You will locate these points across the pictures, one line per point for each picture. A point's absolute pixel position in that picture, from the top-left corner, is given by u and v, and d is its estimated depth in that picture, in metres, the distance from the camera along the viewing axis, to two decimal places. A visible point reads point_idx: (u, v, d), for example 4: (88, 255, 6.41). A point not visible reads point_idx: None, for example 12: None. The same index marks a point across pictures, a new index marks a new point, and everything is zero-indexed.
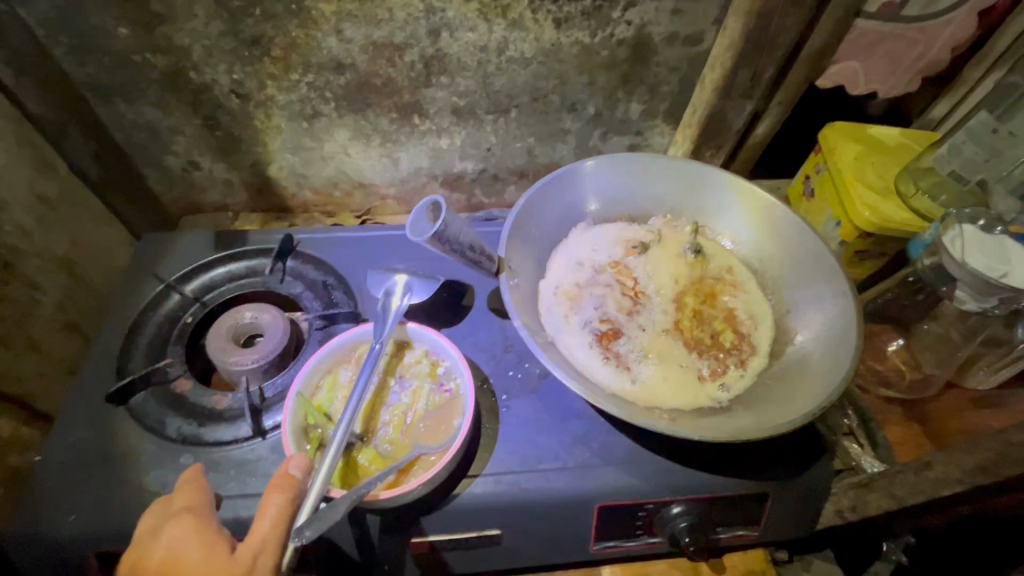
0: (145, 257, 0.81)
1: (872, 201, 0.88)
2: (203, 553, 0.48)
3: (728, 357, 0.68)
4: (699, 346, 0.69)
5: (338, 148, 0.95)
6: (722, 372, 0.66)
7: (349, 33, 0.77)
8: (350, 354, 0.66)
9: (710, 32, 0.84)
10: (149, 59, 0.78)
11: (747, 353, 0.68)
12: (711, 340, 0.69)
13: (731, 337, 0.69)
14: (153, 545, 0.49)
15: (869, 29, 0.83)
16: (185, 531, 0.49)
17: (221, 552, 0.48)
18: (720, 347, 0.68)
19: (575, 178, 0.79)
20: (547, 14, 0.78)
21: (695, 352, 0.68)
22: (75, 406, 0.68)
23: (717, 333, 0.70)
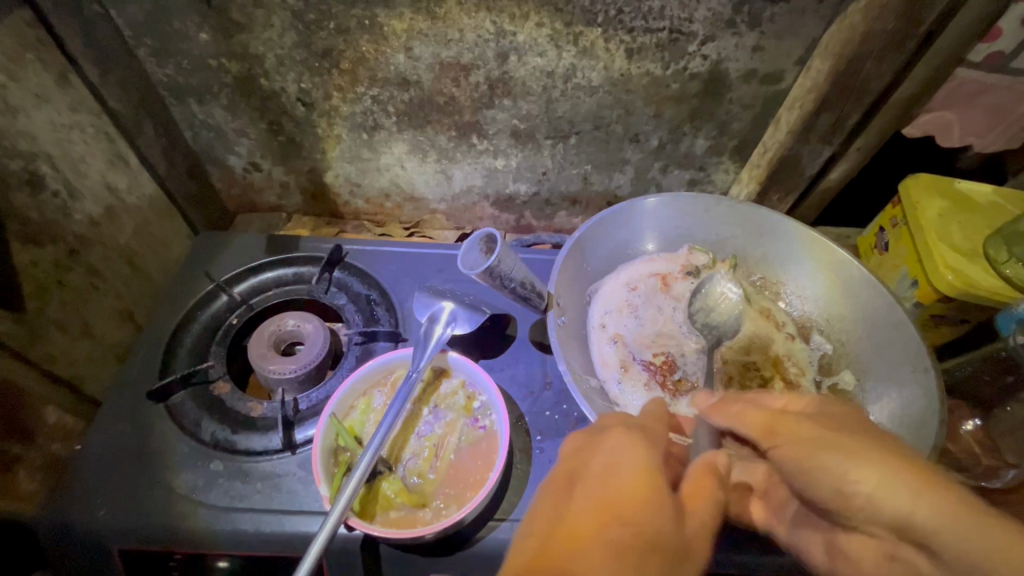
0: (201, 255, 0.83)
1: (956, 263, 0.81)
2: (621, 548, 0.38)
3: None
4: None
5: (395, 160, 0.95)
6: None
7: (418, 51, 0.76)
8: (385, 378, 0.65)
9: (792, 72, 0.79)
10: (224, 64, 0.80)
11: None
12: (758, 388, 0.65)
13: (780, 386, 0.65)
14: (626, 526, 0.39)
15: (969, 80, 0.76)
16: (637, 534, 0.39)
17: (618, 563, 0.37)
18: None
19: (632, 214, 0.75)
20: (620, 44, 0.75)
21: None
22: (119, 397, 0.69)
23: (766, 380, 0.66)
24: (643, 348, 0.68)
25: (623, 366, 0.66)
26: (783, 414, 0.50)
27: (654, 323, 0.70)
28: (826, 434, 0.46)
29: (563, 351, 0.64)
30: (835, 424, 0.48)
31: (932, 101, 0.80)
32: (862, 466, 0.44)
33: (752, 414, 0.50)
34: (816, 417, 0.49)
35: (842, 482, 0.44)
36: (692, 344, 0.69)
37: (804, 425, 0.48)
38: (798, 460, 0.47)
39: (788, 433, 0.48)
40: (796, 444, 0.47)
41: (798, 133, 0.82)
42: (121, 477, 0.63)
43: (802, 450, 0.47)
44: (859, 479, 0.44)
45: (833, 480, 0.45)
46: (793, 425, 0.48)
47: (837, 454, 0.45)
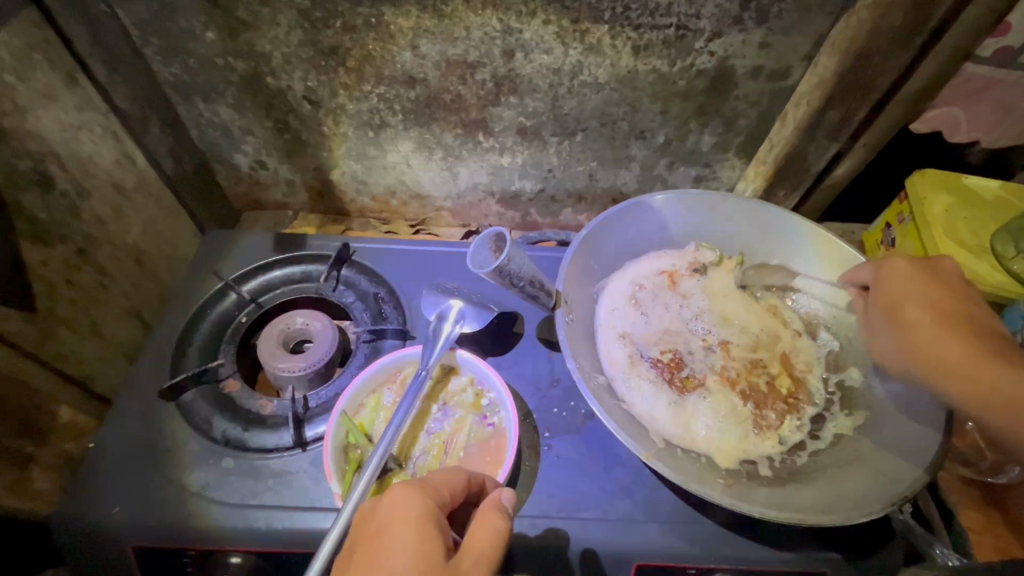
0: (208, 253, 0.84)
1: (962, 259, 0.81)
2: None
3: (784, 406, 0.64)
4: (759, 398, 0.64)
5: (401, 158, 0.95)
6: (777, 426, 0.62)
7: (425, 49, 0.76)
8: (394, 376, 0.66)
9: (799, 68, 0.79)
10: (230, 62, 0.80)
11: (802, 399, 0.64)
12: (766, 385, 0.65)
13: (788, 383, 0.65)
14: None
15: (978, 75, 0.76)
16: None
17: None
18: (777, 394, 0.64)
19: (639, 211, 0.75)
20: (627, 41, 0.75)
21: (750, 399, 0.64)
22: (130, 395, 0.70)
23: (774, 377, 0.66)
24: (650, 346, 0.68)
25: (631, 363, 0.66)
26: (938, 309, 0.60)
27: (661, 321, 0.70)
28: (931, 323, 0.59)
29: (572, 347, 0.64)
30: (959, 324, 0.59)
31: (940, 97, 0.79)
32: (939, 334, 0.58)
33: (905, 292, 0.62)
34: (943, 307, 0.60)
35: (934, 356, 0.58)
36: (700, 341, 0.68)
37: (918, 303, 0.61)
38: (918, 345, 0.59)
39: (907, 318, 0.60)
40: (924, 332, 0.59)
41: (804, 130, 0.82)
42: (133, 474, 0.63)
43: (914, 326, 0.60)
44: (936, 348, 0.58)
45: (921, 358, 0.58)
46: (909, 305, 0.61)
47: (930, 332, 0.59)
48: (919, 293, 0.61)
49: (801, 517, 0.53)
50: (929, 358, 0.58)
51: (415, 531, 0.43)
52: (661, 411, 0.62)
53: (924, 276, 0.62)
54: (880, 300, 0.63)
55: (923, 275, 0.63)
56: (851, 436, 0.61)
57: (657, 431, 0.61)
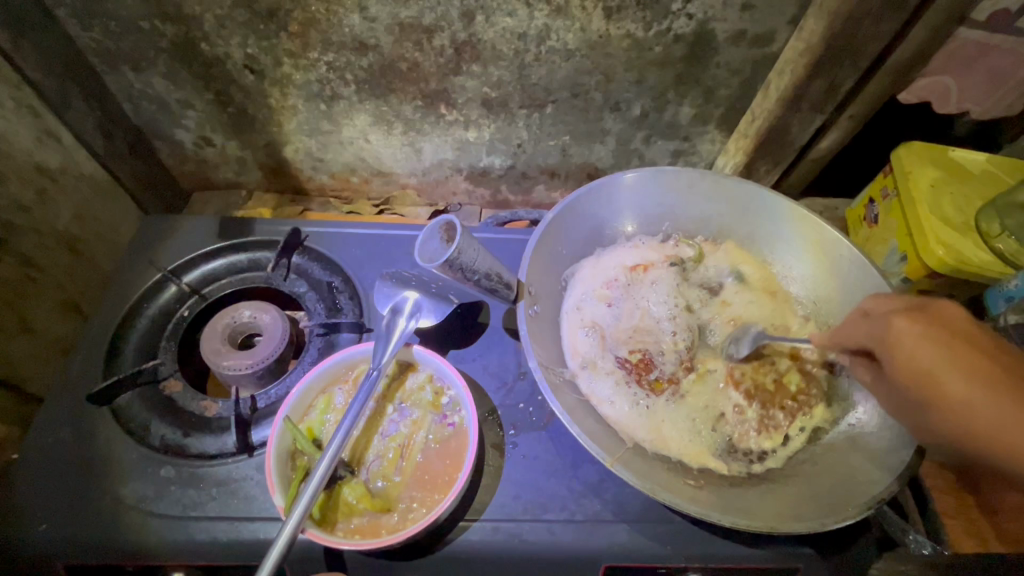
0: (145, 241, 0.77)
1: (947, 237, 0.77)
2: None
3: (792, 406, 0.59)
4: (763, 397, 0.60)
5: (358, 133, 0.88)
6: (786, 427, 0.58)
7: (374, 11, 0.69)
8: (346, 374, 0.61)
9: (783, 32, 0.73)
10: (157, 26, 0.71)
11: (813, 390, 0.60)
12: (773, 383, 0.61)
13: (797, 379, 0.61)
14: None
15: (972, 40, 0.70)
16: None
17: None
18: (784, 393, 0.60)
19: (608, 193, 0.70)
20: (598, 2, 0.68)
21: (755, 401, 0.60)
22: (59, 399, 0.65)
23: (781, 374, 0.61)
24: (619, 344, 0.63)
25: (600, 359, 0.62)
26: (981, 375, 0.46)
27: (632, 317, 0.65)
28: (986, 404, 0.45)
29: (534, 342, 0.60)
30: (1012, 386, 0.45)
31: (929, 65, 0.74)
32: (1007, 415, 0.44)
33: (936, 368, 0.46)
34: (989, 370, 0.46)
35: (1008, 450, 0.44)
36: (672, 343, 0.63)
37: (961, 382, 0.46)
38: (983, 435, 0.45)
39: (955, 404, 0.46)
40: (986, 420, 0.45)
41: (788, 101, 0.77)
42: (66, 487, 0.59)
43: (971, 414, 0.45)
44: (1008, 439, 0.44)
45: (999, 453, 0.45)
46: (950, 387, 0.46)
47: (1001, 420, 0.44)
48: (956, 361, 0.46)
49: (772, 526, 0.51)
50: (997, 448, 0.45)
51: None
52: (629, 408, 0.59)
53: (942, 336, 0.47)
54: (907, 384, 0.48)
55: (943, 335, 0.47)
56: (827, 430, 0.59)
57: (623, 435, 0.57)
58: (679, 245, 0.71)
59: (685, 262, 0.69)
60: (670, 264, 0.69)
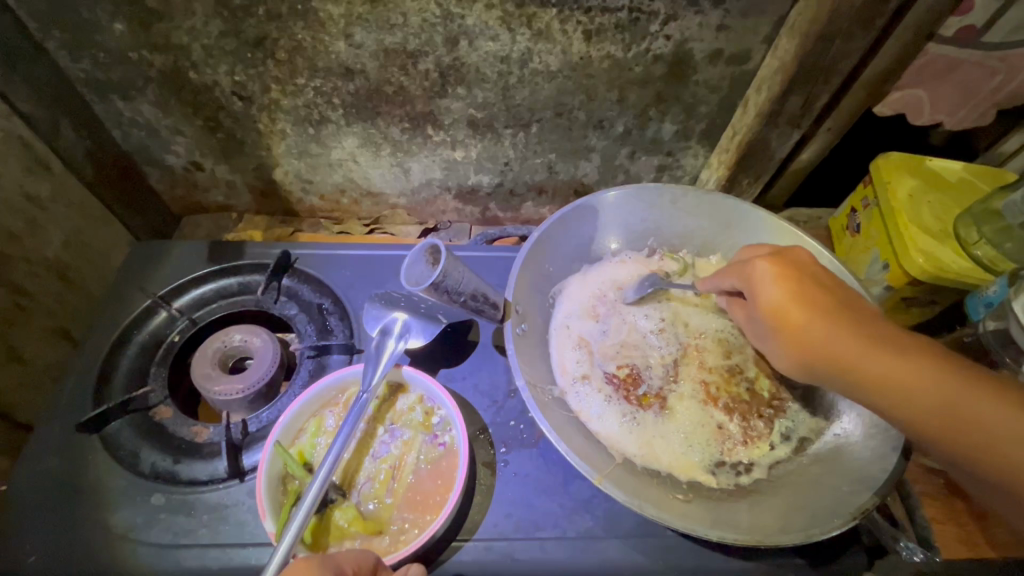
0: (135, 267, 0.77)
1: (926, 246, 0.78)
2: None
3: (769, 412, 0.61)
4: (738, 407, 0.62)
5: (346, 155, 0.89)
6: (766, 435, 0.60)
7: (360, 38, 0.70)
8: (337, 397, 0.62)
9: (759, 51, 0.75)
10: (146, 56, 0.72)
11: (785, 399, 0.62)
12: (746, 393, 0.63)
13: (768, 385, 0.63)
14: None
15: (942, 55, 0.72)
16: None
17: None
18: (759, 400, 0.62)
19: (594, 210, 0.72)
20: (578, 25, 0.70)
21: (734, 412, 0.61)
22: (48, 429, 0.64)
23: (753, 382, 0.63)
24: (606, 359, 0.64)
25: (589, 377, 0.63)
26: (823, 303, 0.54)
27: (619, 333, 0.66)
28: (823, 326, 0.53)
29: (522, 360, 0.61)
30: (847, 315, 0.53)
31: (903, 79, 0.76)
32: (837, 333, 0.52)
33: (784, 297, 0.55)
34: (828, 298, 0.54)
35: (839, 362, 0.52)
36: (658, 356, 0.65)
37: (805, 309, 0.54)
38: (820, 352, 0.53)
39: (797, 325, 0.54)
40: (822, 339, 0.53)
41: (766, 117, 0.79)
42: (56, 517, 0.59)
43: (811, 335, 0.53)
44: (839, 352, 0.52)
45: (833, 367, 0.52)
46: (794, 312, 0.54)
47: (832, 338, 0.52)
48: (802, 292, 0.55)
49: (760, 538, 0.51)
50: (833, 363, 0.52)
51: None
52: (617, 424, 0.60)
53: (791, 272, 0.56)
54: (763, 311, 0.56)
55: (793, 273, 0.56)
56: (812, 440, 0.60)
57: (612, 451, 0.58)
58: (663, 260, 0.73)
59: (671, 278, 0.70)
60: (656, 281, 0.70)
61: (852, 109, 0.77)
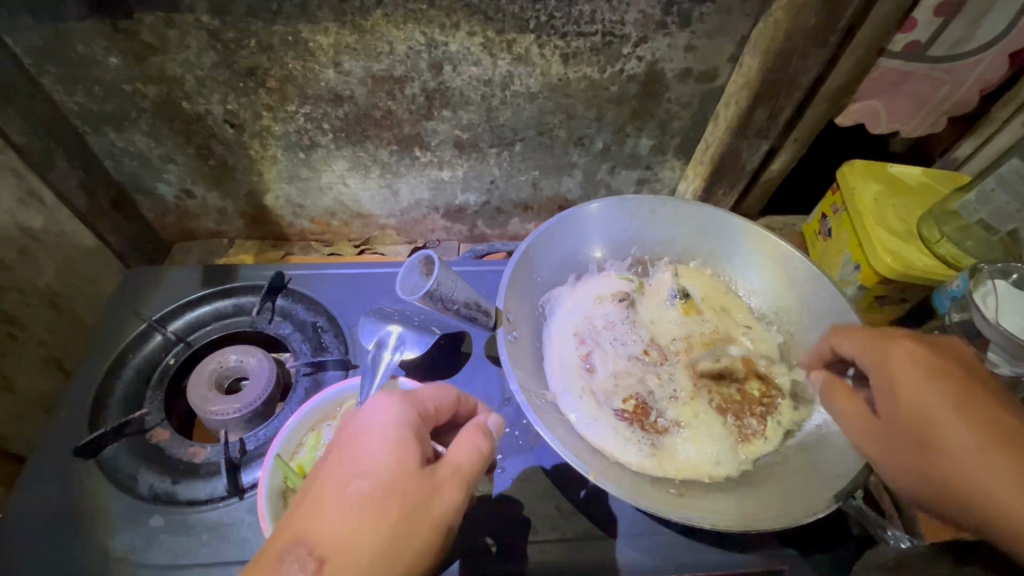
0: (129, 293, 0.78)
1: (892, 245, 0.81)
2: (348, 520, 0.40)
3: (761, 409, 0.64)
4: (734, 408, 0.64)
5: (336, 178, 0.91)
6: (761, 432, 0.62)
7: (348, 66, 0.73)
8: (335, 411, 0.63)
9: (725, 69, 0.80)
10: (140, 88, 0.75)
11: (775, 396, 0.65)
12: (737, 393, 0.66)
13: (757, 384, 0.66)
14: (316, 529, 0.39)
15: (892, 69, 0.78)
16: (342, 517, 0.40)
17: (357, 530, 0.39)
18: (750, 399, 0.65)
19: (579, 222, 0.75)
20: (555, 49, 0.74)
21: (728, 412, 0.64)
22: (43, 457, 0.65)
23: (743, 382, 0.66)
24: (608, 393, 0.65)
25: (584, 391, 0.65)
26: (982, 420, 0.46)
27: (617, 360, 0.68)
28: (973, 449, 0.45)
29: (515, 366, 0.63)
30: (1008, 438, 0.44)
31: (859, 91, 0.81)
32: (989, 455, 0.44)
33: (934, 400, 0.48)
34: (986, 411, 0.46)
35: (982, 492, 0.43)
36: (658, 384, 0.66)
37: (958, 419, 0.46)
38: (960, 477, 0.45)
39: (947, 438, 0.46)
40: (971, 461, 0.44)
41: (735, 129, 0.83)
42: (55, 543, 0.59)
43: (959, 452, 0.45)
44: (990, 486, 0.43)
45: (973, 496, 0.44)
46: (944, 421, 0.47)
47: (986, 464, 0.44)
48: (953, 398, 0.47)
49: (750, 523, 0.53)
50: (970, 490, 0.44)
51: (359, 529, 0.39)
52: (607, 429, 0.62)
53: (940, 370, 0.49)
54: (900, 413, 0.49)
55: (942, 367, 0.49)
56: (796, 432, 0.62)
57: (602, 452, 0.60)
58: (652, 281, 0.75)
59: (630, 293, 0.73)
60: (617, 298, 0.73)
61: (815, 120, 0.82)
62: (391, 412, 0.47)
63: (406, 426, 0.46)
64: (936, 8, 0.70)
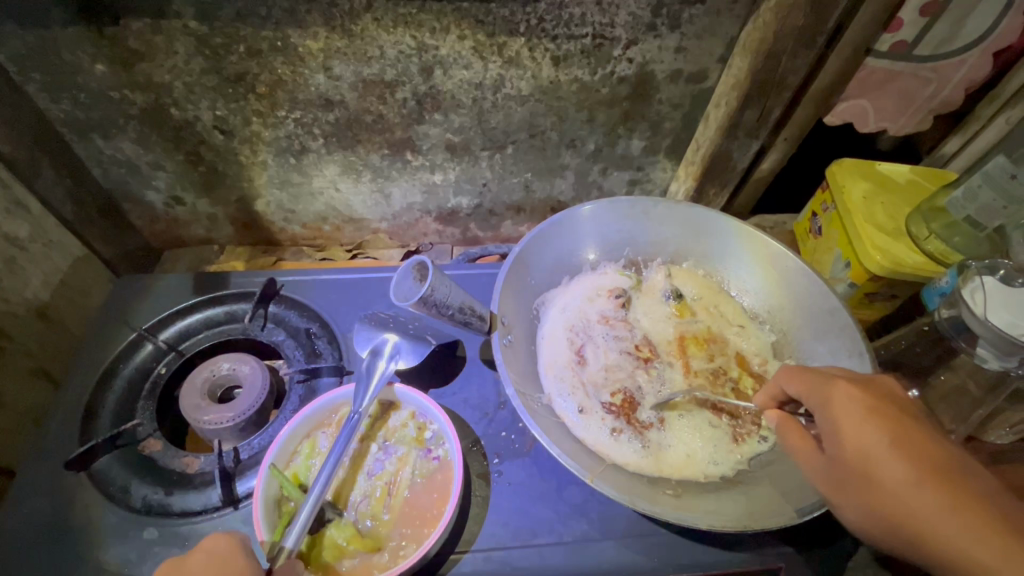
0: (119, 302, 0.77)
1: (882, 242, 0.82)
2: None
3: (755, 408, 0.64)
4: (729, 408, 0.64)
5: (327, 183, 0.91)
6: (756, 430, 0.63)
7: (338, 70, 0.73)
8: (330, 418, 0.63)
9: (715, 70, 0.80)
10: (127, 95, 0.74)
11: None
12: (732, 392, 0.66)
13: (751, 383, 0.67)
14: None
15: (879, 68, 0.78)
16: None
17: None
18: (744, 398, 0.65)
19: (573, 224, 0.75)
20: (546, 52, 0.74)
21: (723, 411, 0.64)
22: (32, 470, 0.64)
23: (737, 382, 0.67)
24: (600, 390, 0.65)
25: (579, 393, 0.65)
26: (920, 456, 0.45)
27: (612, 360, 0.68)
28: (908, 484, 0.44)
29: (510, 369, 0.63)
30: (944, 477, 0.43)
31: (847, 90, 0.82)
32: (935, 499, 0.43)
33: (875, 444, 0.46)
34: (922, 449, 0.45)
35: (930, 533, 0.42)
36: (653, 383, 0.66)
37: (899, 461, 0.45)
38: (908, 519, 0.44)
39: (886, 480, 0.45)
40: (919, 500, 0.43)
41: (726, 130, 0.83)
42: (46, 558, 0.58)
43: (898, 495, 0.44)
44: (933, 526, 0.42)
45: (920, 535, 0.43)
46: (884, 464, 0.45)
47: (926, 502, 0.43)
48: (887, 438, 0.46)
49: (747, 524, 0.54)
50: (920, 532, 0.43)
51: None
52: (602, 430, 0.62)
53: (877, 409, 0.48)
54: (846, 459, 0.47)
55: (877, 403, 0.48)
56: None
57: (598, 453, 0.60)
58: (646, 282, 0.75)
59: (627, 292, 0.74)
60: (614, 298, 0.73)
61: (804, 119, 0.82)
62: (212, 558, 0.47)
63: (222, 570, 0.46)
64: (922, 8, 0.71)
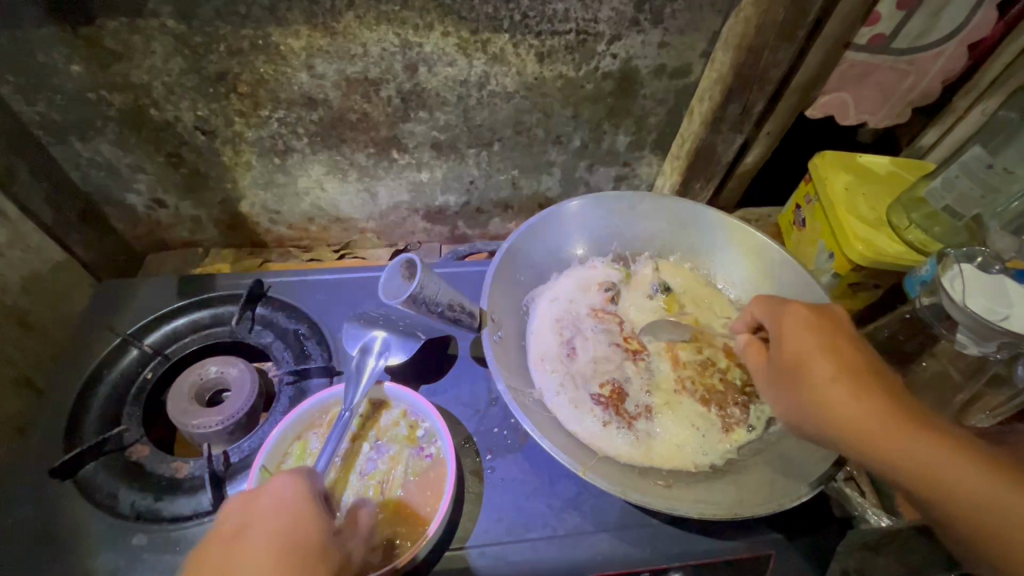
0: (102, 308, 0.76)
1: (865, 233, 0.83)
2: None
3: (744, 398, 0.65)
4: (717, 398, 0.65)
5: (313, 183, 0.90)
6: (744, 420, 0.63)
7: (321, 69, 0.72)
8: (321, 418, 0.62)
9: (698, 64, 0.81)
10: (105, 96, 0.73)
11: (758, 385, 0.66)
12: (721, 383, 0.66)
13: (740, 373, 0.67)
14: None
15: (858, 61, 0.80)
16: None
17: None
18: (733, 388, 0.66)
19: (560, 220, 0.75)
20: (530, 48, 0.74)
21: (712, 402, 0.65)
22: (16, 480, 0.63)
23: (726, 372, 0.67)
24: (589, 381, 0.66)
25: (569, 386, 0.65)
26: (858, 382, 0.51)
27: (602, 353, 0.68)
28: (828, 379, 0.52)
29: (500, 366, 0.63)
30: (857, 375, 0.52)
31: (828, 83, 0.83)
32: (847, 389, 0.51)
33: (809, 347, 0.54)
34: (844, 355, 0.54)
35: (838, 416, 0.50)
36: (643, 375, 0.67)
37: (824, 360, 0.53)
38: (825, 406, 0.51)
39: (813, 378, 0.52)
40: (870, 424, 0.49)
41: (710, 124, 0.84)
42: (33, 568, 0.57)
43: (820, 387, 0.52)
44: (844, 411, 0.50)
45: (873, 450, 0.48)
46: (814, 362, 0.53)
47: (842, 394, 0.51)
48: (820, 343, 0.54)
49: (738, 511, 0.55)
50: (832, 417, 0.51)
51: None
52: (593, 423, 0.62)
53: (818, 324, 0.55)
54: (781, 363, 0.55)
55: (821, 319, 0.56)
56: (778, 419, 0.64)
57: (589, 446, 0.60)
58: (633, 275, 0.76)
59: (616, 285, 0.74)
60: (603, 291, 0.74)
61: (787, 113, 0.83)
62: (281, 500, 0.50)
63: (294, 517, 0.49)
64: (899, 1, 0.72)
